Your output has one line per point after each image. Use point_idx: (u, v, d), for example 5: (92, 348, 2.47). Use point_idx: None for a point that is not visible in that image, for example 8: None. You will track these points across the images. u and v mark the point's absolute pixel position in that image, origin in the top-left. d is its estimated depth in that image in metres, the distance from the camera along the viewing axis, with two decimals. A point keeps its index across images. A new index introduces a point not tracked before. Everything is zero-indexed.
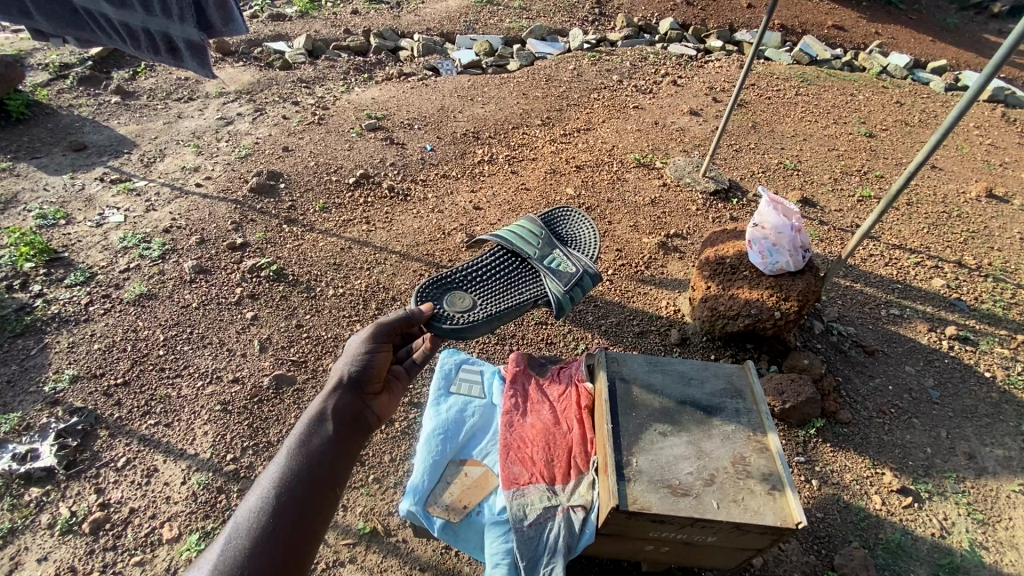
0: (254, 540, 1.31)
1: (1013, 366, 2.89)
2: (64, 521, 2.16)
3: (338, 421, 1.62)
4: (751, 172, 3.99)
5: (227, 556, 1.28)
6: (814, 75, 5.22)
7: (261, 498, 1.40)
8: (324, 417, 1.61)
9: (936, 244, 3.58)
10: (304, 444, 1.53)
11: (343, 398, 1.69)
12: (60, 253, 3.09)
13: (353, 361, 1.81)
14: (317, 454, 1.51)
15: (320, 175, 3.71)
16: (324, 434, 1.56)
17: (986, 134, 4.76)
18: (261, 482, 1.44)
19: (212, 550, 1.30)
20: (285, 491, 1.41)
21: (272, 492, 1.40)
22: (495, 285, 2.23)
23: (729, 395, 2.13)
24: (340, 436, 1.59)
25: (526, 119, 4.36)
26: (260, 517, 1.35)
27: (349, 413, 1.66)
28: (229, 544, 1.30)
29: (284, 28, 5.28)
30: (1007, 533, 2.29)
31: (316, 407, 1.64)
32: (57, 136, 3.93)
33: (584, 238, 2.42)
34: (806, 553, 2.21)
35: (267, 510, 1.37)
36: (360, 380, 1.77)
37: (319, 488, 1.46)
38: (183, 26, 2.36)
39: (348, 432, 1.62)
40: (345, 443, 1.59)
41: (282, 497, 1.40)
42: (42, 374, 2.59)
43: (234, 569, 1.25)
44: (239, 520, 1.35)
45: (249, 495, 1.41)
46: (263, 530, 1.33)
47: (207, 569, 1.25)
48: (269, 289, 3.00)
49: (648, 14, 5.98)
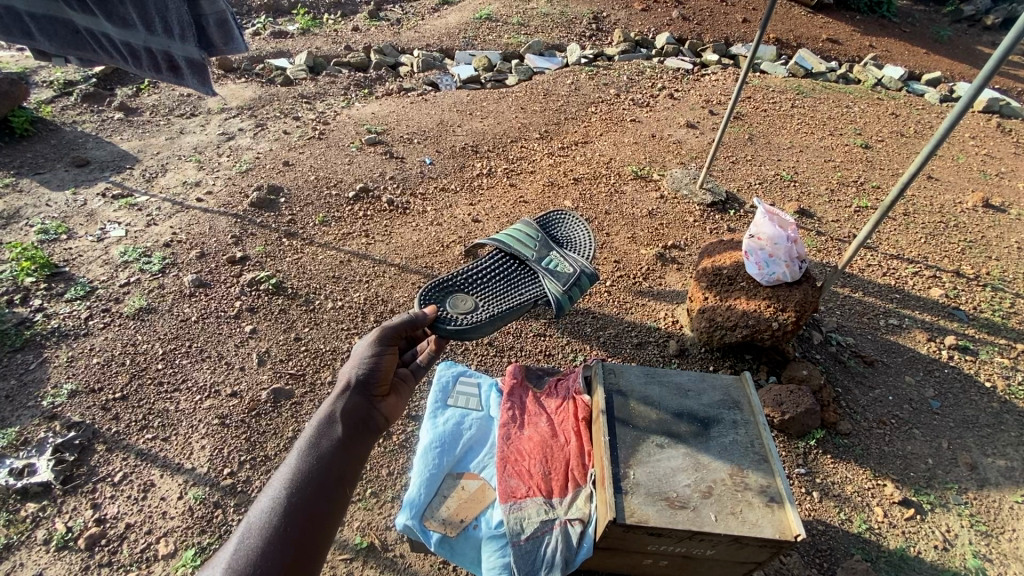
0: (265, 540, 1.30)
1: (1014, 376, 2.88)
2: (60, 537, 2.15)
3: (348, 423, 1.61)
4: (749, 183, 4.02)
5: (239, 557, 1.26)
6: (810, 88, 5.27)
7: (273, 499, 1.39)
8: (333, 420, 1.60)
9: (934, 254, 3.59)
10: (313, 447, 1.52)
11: (352, 400, 1.68)
12: (61, 267, 3.12)
13: (359, 364, 1.80)
14: (327, 456, 1.51)
15: (320, 189, 3.74)
16: (334, 436, 1.56)
17: (982, 144, 4.79)
18: (272, 484, 1.43)
19: (224, 551, 1.29)
20: (297, 493, 1.41)
21: (282, 494, 1.40)
22: (496, 287, 2.25)
23: (726, 407, 2.13)
24: (349, 439, 1.58)
25: (524, 132, 4.40)
26: (271, 519, 1.34)
27: (358, 415, 1.65)
28: (241, 545, 1.28)
29: (286, 45, 5.34)
30: (1011, 545, 2.27)
31: (325, 410, 1.63)
32: (61, 152, 3.97)
33: (579, 240, 2.45)
34: (808, 567, 2.19)
35: (277, 512, 1.36)
36: (367, 382, 1.75)
37: (330, 490, 1.45)
38: (184, 45, 2.38)
39: (356, 434, 1.61)
40: (355, 446, 1.58)
41: (292, 499, 1.39)
42: (42, 388, 2.60)
43: (245, 569, 1.24)
44: (250, 521, 1.34)
45: (260, 496, 1.41)
46: (273, 532, 1.32)
47: (219, 570, 1.24)
48: (268, 302, 3.01)
49: (644, 29, 6.06)
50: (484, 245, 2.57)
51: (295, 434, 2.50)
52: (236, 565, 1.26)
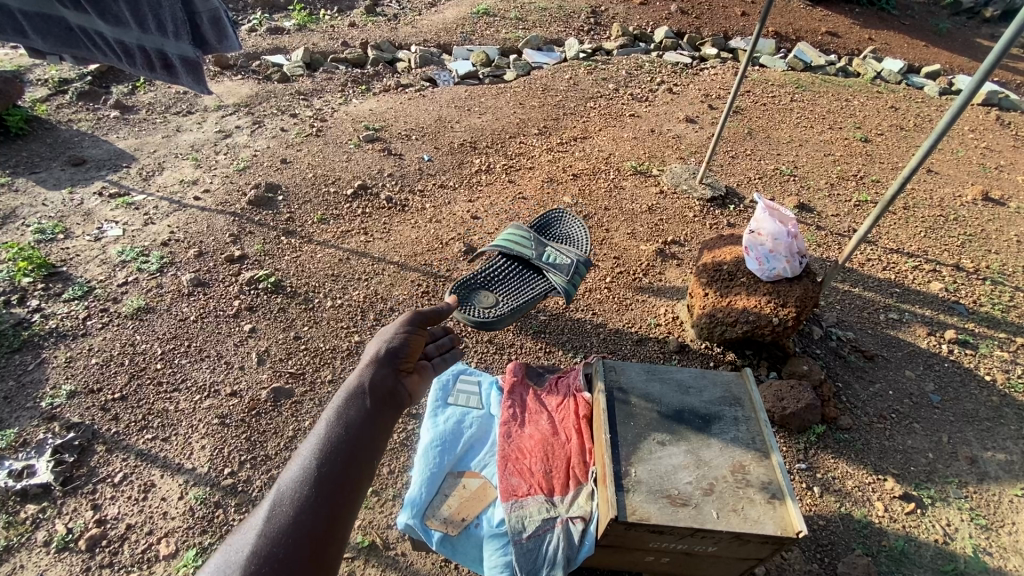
0: (296, 509, 1.20)
1: (1013, 369, 2.88)
2: (61, 538, 2.14)
3: (380, 391, 1.47)
4: (748, 178, 4.01)
5: (270, 526, 1.17)
6: (809, 81, 5.25)
7: (303, 466, 1.28)
8: (365, 386, 1.47)
9: (933, 248, 3.58)
10: (343, 414, 1.39)
11: (382, 368, 1.55)
12: (59, 267, 3.10)
13: (388, 337, 1.68)
14: (357, 423, 1.37)
15: (317, 186, 3.72)
16: (366, 403, 1.42)
17: (981, 137, 4.78)
18: (301, 452, 1.32)
19: (254, 520, 1.20)
20: (327, 459, 1.29)
21: (312, 462, 1.28)
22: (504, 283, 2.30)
23: (727, 403, 2.12)
24: (381, 406, 1.44)
25: (522, 128, 4.38)
26: (302, 487, 1.24)
27: (389, 382, 1.51)
28: (271, 514, 1.19)
29: (283, 41, 5.31)
30: (1011, 538, 2.27)
31: (357, 377, 1.51)
32: (57, 151, 3.95)
33: (574, 234, 2.49)
34: (809, 562, 2.19)
35: (306, 483, 1.25)
36: (398, 352, 1.63)
37: (361, 458, 1.32)
38: (178, 43, 2.36)
39: (388, 400, 1.46)
40: (387, 414, 1.44)
41: (322, 468, 1.27)
42: (40, 390, 2.59)
43: (277, 538, 1.15)
44: (281, 490, 1.24)
45: (289, 465, 1.30)
46: (303, 503, 1.22)
47: (248, 540, 1.15)
48: (267, 301, 3.00)
49: (643, 23, 6.03)
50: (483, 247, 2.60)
51: (295, 433, 2.49)
52: (266, 534, 1.16)
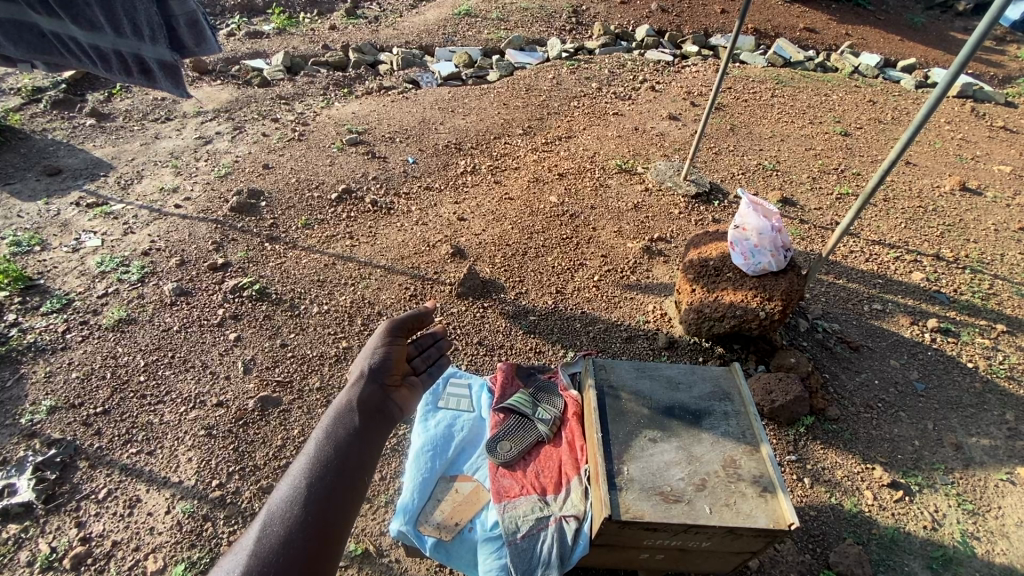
0: (287, 528, 1.16)
1: (994, 356, 2.93)
2: (44, 557, 2.10)
3: (364, 411, 1.43)
4: (732, 174, 4.04)
5: (262, 548, 1.13)
6: (789, 77, 5.32)
7: (292, 487, 1.25)
8: (351, 407, 1.43)
9: (914, 238, 3.64)
10: (331, 433, 1.36)
11: (369, 387, 1.52)
12: (36, 280, 3.03)
13: (371, 356, 1.66)
14: (347, 441, 1.34)
15: (301, 192, 3.68)
16: (351, 423, 1.39)
17: (957, 129, 4.87)
18: (291, 471, 1.29)
19: (245, 543, 1.16)
20: (317, 479, 1.25)
21: (302, 481, 1.25)
22: (515, 429, 2.19)
23: (717, 398, 2.14)
24: (368, 424, 1.41)
25: (507, 129, 4.38)
26: (292, 506, 1.20)
27: (375, 401, 1.48)
28: (263, 535, 1.16)
29: (262, 45, 5.26)
30: (997, 522, 2.31)
31: (342, 400, 1.47)
32: (31, 161, 3.85)
33: (568, 380, 2.42)
34: (802, 553, 2.20)
35: (297, 500, 1.21)
36: (381, 369, 1.61)
37: (351, 474, 1.28)
38: (155, 46, 2.34)
39: (376, 419, 1.43)
40: (377, 431, 1.41)
41: (313, 486, 1.24)
42: (19, 406, 2.53)
43: (267, 558, 1.11)
44: (271, 510, 1.21)
45: (279, 485, 1.26)
46: (295, 520, 1.18)
47: (242, 557, 1.12)
48: (252, 309, 2.96)
49: (624, 22, 6.06)
50: (486, 382, 2.44)
51: (284, 442, 2.46)
52: (259, 555, 1.13)
